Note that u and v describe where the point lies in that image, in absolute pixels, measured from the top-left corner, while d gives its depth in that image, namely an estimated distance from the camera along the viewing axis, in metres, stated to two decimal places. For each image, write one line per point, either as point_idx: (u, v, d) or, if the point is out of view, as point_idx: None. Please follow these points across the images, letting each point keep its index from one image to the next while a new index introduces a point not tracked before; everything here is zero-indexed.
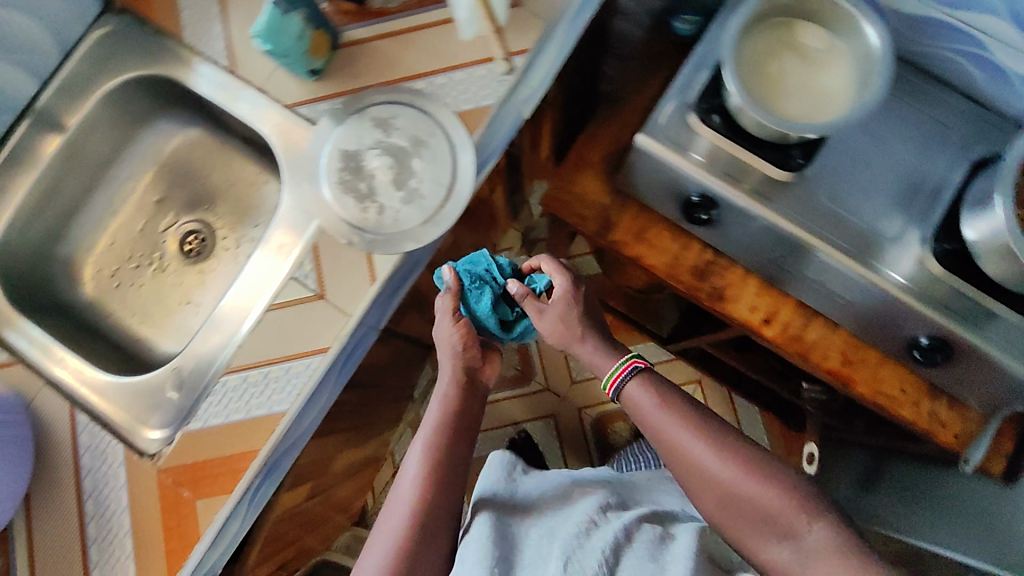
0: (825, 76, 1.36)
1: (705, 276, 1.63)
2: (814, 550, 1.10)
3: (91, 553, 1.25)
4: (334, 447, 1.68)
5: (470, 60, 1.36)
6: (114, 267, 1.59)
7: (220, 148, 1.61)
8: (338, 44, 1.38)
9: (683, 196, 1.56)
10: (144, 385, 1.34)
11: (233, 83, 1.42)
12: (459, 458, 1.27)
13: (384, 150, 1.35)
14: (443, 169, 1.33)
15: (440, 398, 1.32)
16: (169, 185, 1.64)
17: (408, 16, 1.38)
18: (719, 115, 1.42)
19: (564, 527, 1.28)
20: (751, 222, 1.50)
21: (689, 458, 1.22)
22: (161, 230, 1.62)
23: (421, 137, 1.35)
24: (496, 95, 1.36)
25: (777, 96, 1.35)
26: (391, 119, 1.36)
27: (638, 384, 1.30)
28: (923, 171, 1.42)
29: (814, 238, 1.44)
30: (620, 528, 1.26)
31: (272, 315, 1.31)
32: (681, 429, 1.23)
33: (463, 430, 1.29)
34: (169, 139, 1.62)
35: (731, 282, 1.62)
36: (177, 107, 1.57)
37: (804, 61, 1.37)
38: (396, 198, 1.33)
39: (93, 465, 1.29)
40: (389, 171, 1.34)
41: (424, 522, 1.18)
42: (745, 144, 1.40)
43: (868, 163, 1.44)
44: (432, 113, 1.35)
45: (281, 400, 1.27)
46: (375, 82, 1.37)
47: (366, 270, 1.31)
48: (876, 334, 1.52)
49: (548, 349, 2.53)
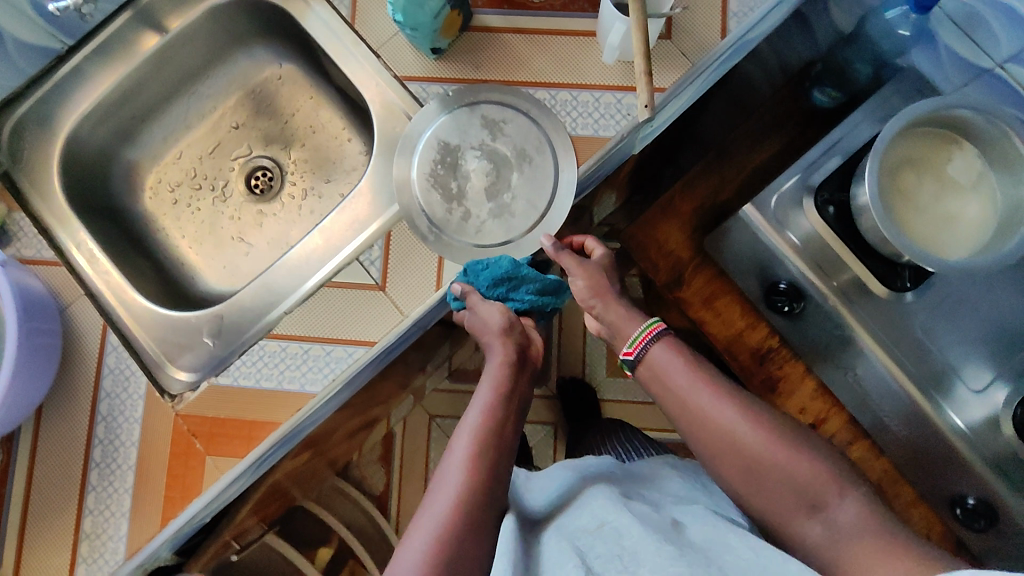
0: (964, 204, 1.26)
1: (764, 362, 1.56)
2: (849, 525, 1.01)
3: (91, 477, 1.23)
4: (344, 419, 1.63)
5: (601, 83, 1.26)
6: (175, 184, 1.53)
7: (311, 91, 1.53)
8: (468, 26, 1.29)
9: (769, 279, 1.48)
10: (182, 322, 1.30)
11: (347, 35, 1.33)
12: (504, 449, 1.11)
13: (485, 153, 1.27)
14: (538, 193, 1.25)
15: (490, 381, 1.16)
16: (249, 114, 1.56)
17: (550, 17, 1.28)
18: (836, 208, 1.32)
19: (582, 529, 1.08)
20: (830, 326, 1.42)
21: (711, 420, 1.14)
22: (230, 158, 1.56)
23: (527, 150, 1.27)
24: (617, 126, 1.25)
25: (905, 210, 1.25)
26: (502, 123, 1.28)
27: (664, 347, 1.22)
28: None
29: (885, 355, 1.38)
30: (641, 523, 1.03)
31: (329, 292, 1.26)
32: (706, 396, 1.15)
33: (511, 418, 1.14)
34: (262, 67, 1.54)
35: (787, 375, 1.56)
36: (279, 37, 1.49)
37: (944, 186, 1.27)
38: (484, 208, 1.27)
39: (112, 390, 1.26)
40: (485, 177, 1.27)
41: (468, 518, 1.02)
42: (852, 246, 1.31)
43: (971, 301, 1.33)
44: (545, 127, 1.26)
45: (315, 381, 1.23)
46: (495, 78, 1.28)
47: (435, 274, 1.25)
48: (919, 476, 1.46)
49: (569, 363, 2.48)
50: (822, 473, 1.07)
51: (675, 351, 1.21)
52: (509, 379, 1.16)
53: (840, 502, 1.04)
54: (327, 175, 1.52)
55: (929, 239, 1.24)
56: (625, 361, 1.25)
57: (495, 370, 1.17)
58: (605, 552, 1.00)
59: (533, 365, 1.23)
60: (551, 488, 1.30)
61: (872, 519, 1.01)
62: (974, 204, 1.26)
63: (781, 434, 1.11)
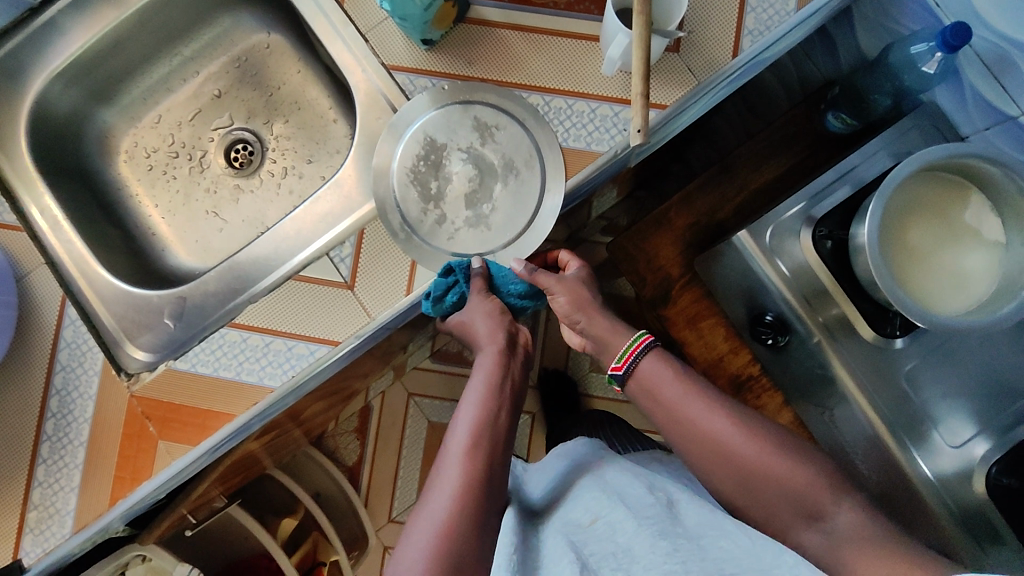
0: (963, 257, 1.19)
1: (741, 391, 1.43)
2: (846, 533, 1.01)
3: (42, 450, 1.22)
4: (311, 404, 1.59)
5: (599, 93, 1.19)
6: (152, 150, 1.48)
7: (300, 65, 1.46)
8: (464, 18, 1.22)
9: (756, 308, 1.39)
10: (144, 301, 1.27)
11: (335, 13, 1.26)
12: (500, 433, 1.11)
13: (472, 157, 1.20)
14: (522, 208, 1.19)
15: (483, 370, 1.16)
16: (234, 83, 1.49)
17: (551, 16, 1.20)
18: (834, 243, 1.25)
19: (577, 521, 1.05)
20: (814, 361, 1.34)
21: (702, 432, 1.09)
22: (211, 128, 1.50)
23: (516, 163, 1.20)
24: (611, 141, 1.19)
25: (901, 256, 1.19)
26: (494, 128, 1.20)
27: (654, 357, 1.16)
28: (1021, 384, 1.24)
29: (861, 397, 1.30)
30: (634, 516, 1.00)
31: (294, 286, 1.21)
32: (696, 406, 1.11)
33: (504, 406, 1.13)
34: (249, 35, 1.47)
35: (765, 407, 1.42)
36: (267, 5, 1.41)
37: (951, 234, 1.20)
38: (461, 216, 1.20)
39: (68, 364, 1.23)
40: (467, 183, 1.19)
41: (472, 502, 1.00)
42: (844, 283, 1.24)
43: (966, 352, 1.26)
44: (537, 139, 1.19)
45: (273, 375, 1.19)
46: (489, 77, 1.21)
47: (406, 278, 1.20)
48: None
49: (553, 357, 2.43)
50: (818, 483, 1.05)
51: (664, 359, 1.16)
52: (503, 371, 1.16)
53: (837, 511, 1.03)
54: (309, 155, 1.46)
55: (927, 290, 1.18)
56: (613, 375, 1.19)
57: (486, 358, 1.17)
58: (598, 547, 0.98)
59: (524, 354, 1.24)
60: (546, 483, 1.29)
61: (870, 528, 1.00)
62: (981, 255, 1.19)
63: (771, 442, 1.09)
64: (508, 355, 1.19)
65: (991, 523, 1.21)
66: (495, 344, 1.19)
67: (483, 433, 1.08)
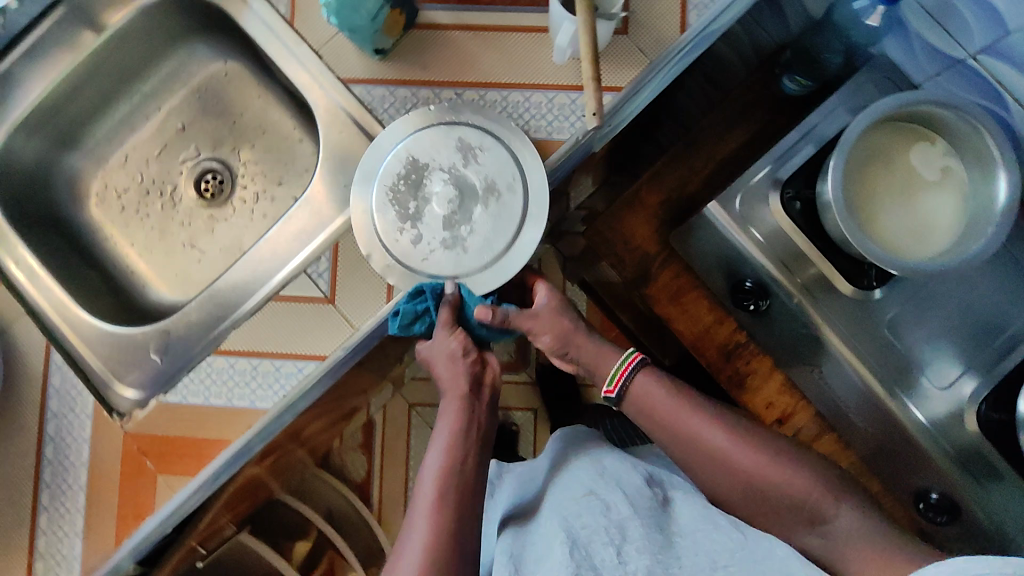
0: (931, 202, 1.20)
1: (731, 358, 1.45)
2: (846, 533, 1.02)
3: (42, 498, 1.22)
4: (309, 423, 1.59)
5: (554, 83, 1.20)
6: (122, 190, 1.48)
7: (260, 90, 1.47)
8: (413, 24, 1.23)
9: (735, 276, 1.38)
10: (128, 339, 1.27)
11: (287, 34, 1.28)
12: (471, 479, 1.10)
13: (453, 178, 1.20)
14: (501, 230, 1.19)
15: (444, 417, 1.15)
16: (196, 114, 1.50)
17: (499, 13, 1.22)
18: (802, 204, 1.26)
19: (568, 501, 1.08)
20: (797, 322, 1.34)
21: (701, 443, 1.12)
22: (178, 162, 1.50)
23: (497, 186, 1.20)
24: (572, 130, 1.20)
25: (870, 208, 1.20)
26: (478, 150, 1.20)
27: (649, 373, 1.18)
28: (1001, 316, 1.24)
29: (856, 360, 1.31)
30: (624, 500, 1.04)
31: (275, 306, 1.22)
32: (695, 418, 1.13)
33: (471, 451, 1.12)
34: (206, 65, 1.48)
35: (755, 370, 1.44)
36: (220, 34, 1.42)
37: (915, 183, 1.22)
38: (438, 236, 1.20)
39: (59, 410, 1.24)
40: (446, 204, 1.20)
41: (444, 557, 0.99)
42: (817, 242, 1.25)
43: (946, 293, 1.26)
44: (518, 159, 1.18)
45: (264, 397, 1.19)
46: (444, 79, 1.23)
47: (384, 287, 1.21)
48: (886, 471, 1.39)
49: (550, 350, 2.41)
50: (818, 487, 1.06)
51: (660, 375, 1.18)
52: (465, 413, 1.15)
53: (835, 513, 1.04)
54: (279, 178, 1.46)
55: (898, 240, 1.19)
56: (608, 397, 1.21)
57: (450, 404, 1.16)
58: (593, 523, 1.01)
59: (491, 390, 1.22)
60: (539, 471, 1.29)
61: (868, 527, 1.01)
62: (946, 199, 1.20)
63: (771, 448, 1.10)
64: (472, 397, 1.17)
65: (987, 461, 1.22)
66: (457, 389, 1.17)
67: (453, 484, 1.07)
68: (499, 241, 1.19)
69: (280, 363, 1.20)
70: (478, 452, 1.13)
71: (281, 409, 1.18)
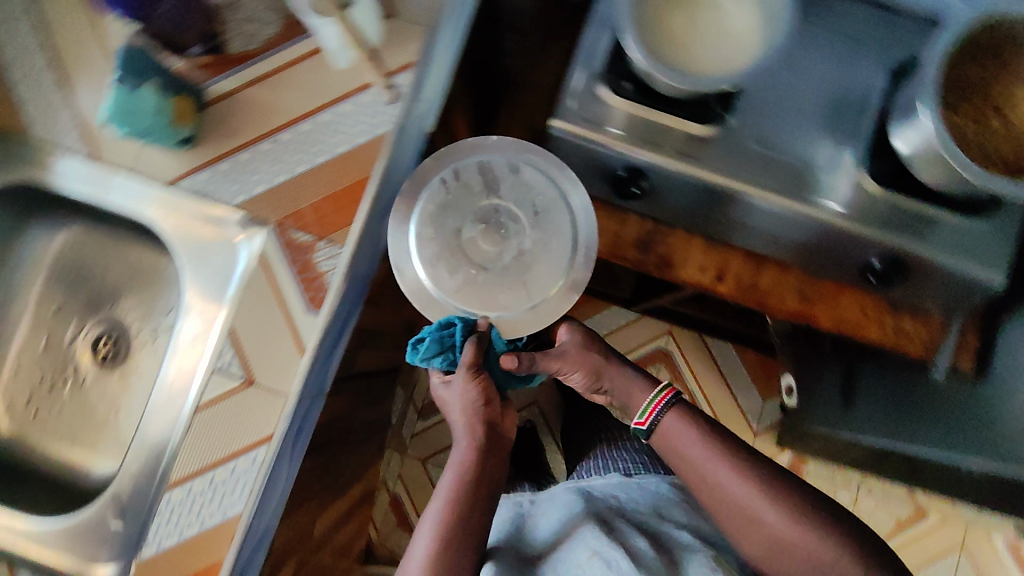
0: (713, 8, 0.84)
1: (649, 247, 1.15)
2: None
3: None
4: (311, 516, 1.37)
5: (345, 89, 1.13)
6: (27, 395, 1.47)
7: (111, 238, 1.45)
8: (204, 102, 1.16)
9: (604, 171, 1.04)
10: (82, 523, 1.24)
11: (99, 173, 1.27)
12: (466, 541, 1.08)
13: (516, 204, 1.17)
14: (550, 263, 1.16)
15: (455, 467, 1.12)
16: (65, 291, 1.48)
17: (273, 52, 1.14)
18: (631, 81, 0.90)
19: (574, 560, 1.12)
20: (686, 186, 0.99)
21: (718, 493, 1.09)
22: (67, 344, 1.48)
23: (541, 216, 1.17)
24: (390, 121, 1.13)
25: (683, 42, 0.83)
26: (521, 171, 1.17)
27: (676, 419, 1.13)
28: (843, 87, 0.91)
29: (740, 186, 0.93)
30: (625, 555, 1.08)
31: (203, 415, 1.17)
32: (721, 469, 1.09)
33: (473, 513, 1.09)
34: (51, 242, 1.45)
35: (676, 244, 1.14)
36: (48, 207, 1.40)
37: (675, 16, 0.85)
38: (501, 263, 1.16)
39: None
40: (492, 231, 1.15)
41: None
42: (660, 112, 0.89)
43: (783, 88, 0.93)
44: (562, 187, 1.14)
45: (234, 501, 1.15)
46: (251, 137, 1.15)
47: (293, 341, 1.15)
48: (819, 261, 1.07)
49: None
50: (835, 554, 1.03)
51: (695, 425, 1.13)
52: (477, 460, 1.12)
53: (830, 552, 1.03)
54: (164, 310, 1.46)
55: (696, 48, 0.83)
56: (638, 431, 1.17)
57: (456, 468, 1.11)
58: None
59: (503, 440, 1.18)
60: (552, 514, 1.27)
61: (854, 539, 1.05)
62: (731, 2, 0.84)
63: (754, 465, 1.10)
64: (484, 461, 1.13)
65: (904, 209, 0.88)
66: (473, 449, 1.12)
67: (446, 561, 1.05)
68: (530, 275, 1.16)
69: (236, 483, 1.15)
70: (479, 512, 1.10)
71: (254, 503, 1.15)
